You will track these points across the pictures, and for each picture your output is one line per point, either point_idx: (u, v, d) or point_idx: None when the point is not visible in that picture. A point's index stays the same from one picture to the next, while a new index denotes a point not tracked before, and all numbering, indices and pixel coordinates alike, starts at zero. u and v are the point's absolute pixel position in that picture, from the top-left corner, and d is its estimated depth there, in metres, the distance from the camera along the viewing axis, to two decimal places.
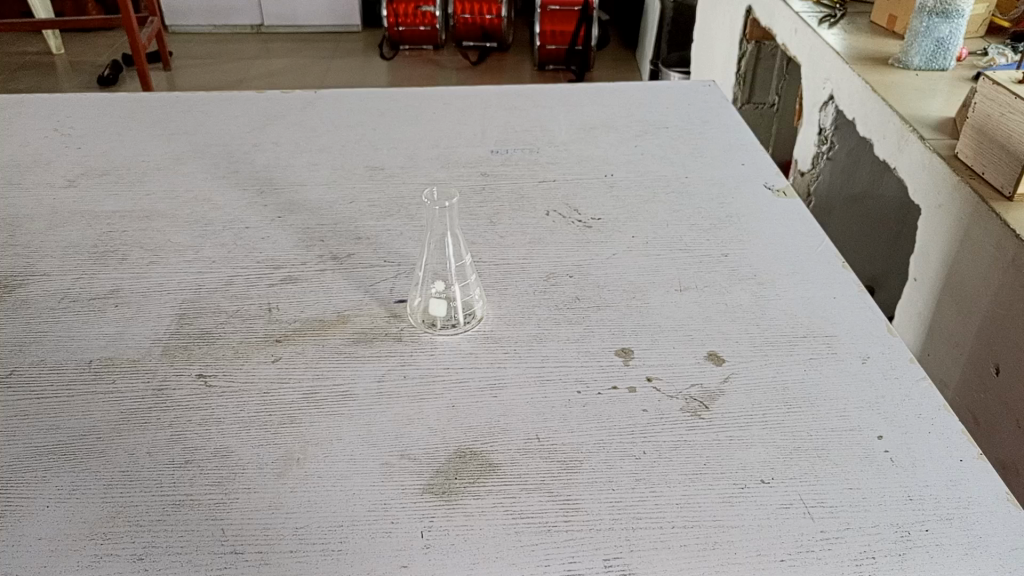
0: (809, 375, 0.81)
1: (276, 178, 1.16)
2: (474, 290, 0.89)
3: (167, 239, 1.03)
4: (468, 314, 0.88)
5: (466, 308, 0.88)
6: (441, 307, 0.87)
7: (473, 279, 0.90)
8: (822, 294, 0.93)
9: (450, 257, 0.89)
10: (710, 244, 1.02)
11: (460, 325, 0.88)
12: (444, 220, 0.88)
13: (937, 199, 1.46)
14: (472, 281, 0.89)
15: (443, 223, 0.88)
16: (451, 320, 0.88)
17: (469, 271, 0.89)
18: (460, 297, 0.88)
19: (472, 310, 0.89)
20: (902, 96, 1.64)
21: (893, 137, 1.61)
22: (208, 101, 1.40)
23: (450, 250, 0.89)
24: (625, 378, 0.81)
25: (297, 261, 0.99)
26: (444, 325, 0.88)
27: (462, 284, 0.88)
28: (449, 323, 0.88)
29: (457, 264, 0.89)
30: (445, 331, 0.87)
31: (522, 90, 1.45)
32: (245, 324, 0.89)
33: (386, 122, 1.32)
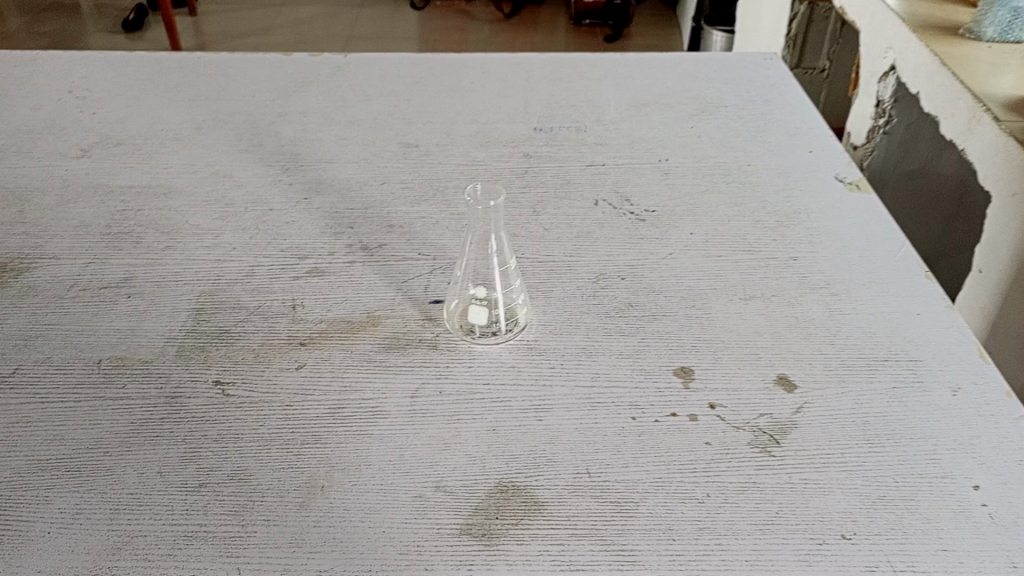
0: (892, 408, 0.73)
1: (303, 153, 1.08)
2: (519, 298, 0.81)
3: (184, 220, 0.95)
4: (512, 323, 0.80)
5: (509, 318, 0.80)
6: (479, 315, 0.79)
7: (519, 288, 0.81)
8: (903, 310, 0.84)
9: (495, 264, 0.80)
10: (777, 244, 0.92)
11: (500, 334, 0.79)
12: (482, 218, 0.79)
13: (1012, 189, 1.35)
14: (518, 290, 0.81)
15: (483, 225, 0.80)
16: (491, 329, 0.79)
17: (516, 282, 0.81)
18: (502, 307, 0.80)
19: (516, 320, 0.80)
20: (971, 70, 1.51)
21: (963, 117, 1.49)
22: (232, 63, 1.31)
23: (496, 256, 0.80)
24: (684, 404, 0.73)
25: (324, 250, 0.91)
26: (483, 334, 0.79)
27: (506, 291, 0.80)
28: (488, 332, 0.79)
29: (502, 273, 0.80)
30: (484, 339, 0.79)
31: (568, 59, 1.35)
32: (268, 323, 0.81)
33: (421, 91, 1.23)
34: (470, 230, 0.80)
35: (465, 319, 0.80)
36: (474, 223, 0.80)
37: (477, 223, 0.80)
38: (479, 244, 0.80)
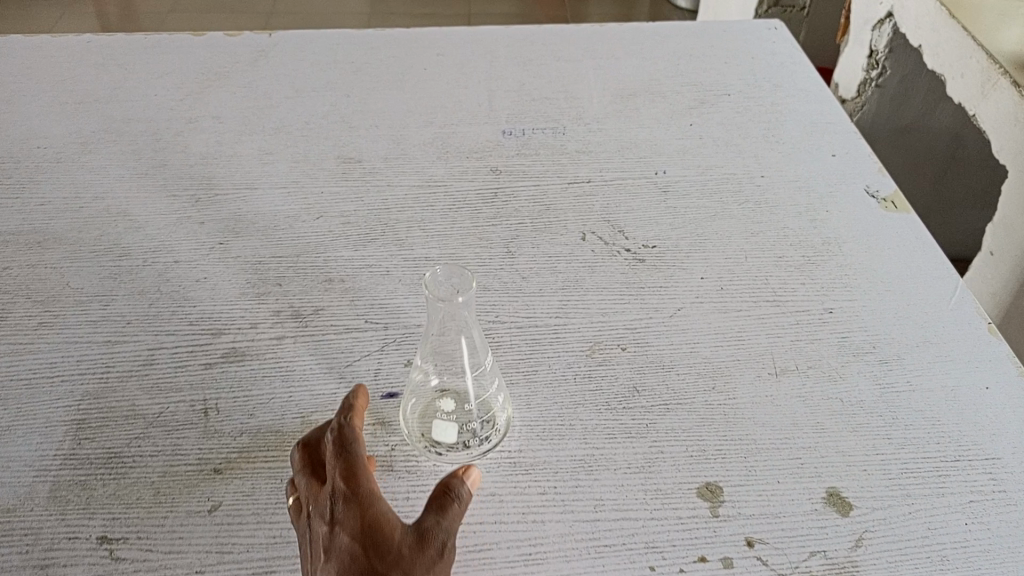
0: (973, 535, 0.58)
1: (217, 177, 0.87)
2: (498, 399, 0.64)
3: (64, 283, 0.75)
4: (490, 432, 0.63)
5: (486, 427, 0.63)
6: (442, 428, 0.62)
7: (497, 387, 0.64)
8: (970, 383, 0.68)
9: (466, 364, 0.62)
10: (807, 292, 0.75)
11: (473, 449, 0.62)
12: (443, 316, 0.60)
13: None
14: (495, 390, 0.64)
15: (448, 323, 0.61)
16: (462, 442, 0.62)
17: (493, 381, 0.64)
18: (475, 415, 0.63)
19: (495, 429, 0.63)
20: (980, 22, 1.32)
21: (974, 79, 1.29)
22: (130, 48, 1.08)
23: (469, 356, 0.62)
24: (714, 543, 0.57)
25: (245, 322, 0.72)
26: (452, 448, 0.62)
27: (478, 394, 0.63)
28: (459, 447, 0.62)
29: (473, 373, 0.62)
30: (454, 456, 0.61)
31: (537, 33, 1.13)
32: (171, 439, 0.63)
33: (361, 83, 1.02)
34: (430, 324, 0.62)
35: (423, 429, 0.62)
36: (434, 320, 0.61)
37: (439, 321, 0.60)
38: (441, 341, 0.62)
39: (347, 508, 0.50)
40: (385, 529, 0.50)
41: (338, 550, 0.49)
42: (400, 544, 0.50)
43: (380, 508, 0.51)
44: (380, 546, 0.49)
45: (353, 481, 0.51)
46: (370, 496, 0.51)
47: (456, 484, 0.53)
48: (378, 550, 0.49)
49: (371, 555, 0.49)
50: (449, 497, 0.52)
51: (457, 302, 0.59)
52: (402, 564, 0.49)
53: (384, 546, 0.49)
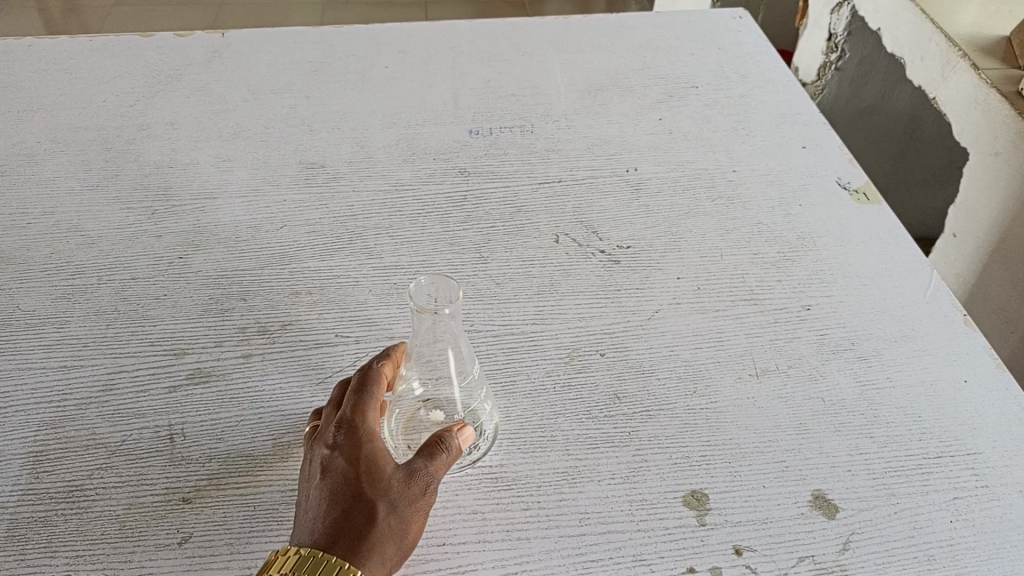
0: (959, 532, 0.58)
1: (174, 187, 0.83)
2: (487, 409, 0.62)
3: (15, 305, 0.71)
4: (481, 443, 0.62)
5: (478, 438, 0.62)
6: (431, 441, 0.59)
7: (485, 397, 0.62)
8: (950, 377, 0.68)
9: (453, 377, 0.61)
10: (784, 288, 0.75)
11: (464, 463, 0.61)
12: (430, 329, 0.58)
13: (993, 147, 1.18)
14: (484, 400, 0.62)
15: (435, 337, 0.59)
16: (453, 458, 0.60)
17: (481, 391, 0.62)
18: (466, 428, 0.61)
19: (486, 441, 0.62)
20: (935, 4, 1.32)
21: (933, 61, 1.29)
22: (75, 52, 1.03)
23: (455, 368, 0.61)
24: (702, 553, 0.56)
25: (209, 341, 0.69)
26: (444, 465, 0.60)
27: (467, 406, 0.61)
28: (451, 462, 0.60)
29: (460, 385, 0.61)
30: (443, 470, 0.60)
31: (499, 27, 1.11)
32: (135, 469, 0.60)
33: (321, 84, 0.99)
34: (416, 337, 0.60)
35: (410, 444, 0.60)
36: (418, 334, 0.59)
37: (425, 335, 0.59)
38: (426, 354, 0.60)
39: (347, 434, 0.51)
40: (378, 462, 0.51)
41: (330, 473, 0.50)
42: (390, 477, 0.50)
43: (377, 442, 0.52)
44: (370, 475, 0.50)
45: (356, 412, 0.53)
46: (369, 429, 0.52)
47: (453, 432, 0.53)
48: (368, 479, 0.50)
49: (362, 478, 0.49)
50: (444, 444, 0.53)
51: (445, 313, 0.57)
52: (389, 494, 0.49)
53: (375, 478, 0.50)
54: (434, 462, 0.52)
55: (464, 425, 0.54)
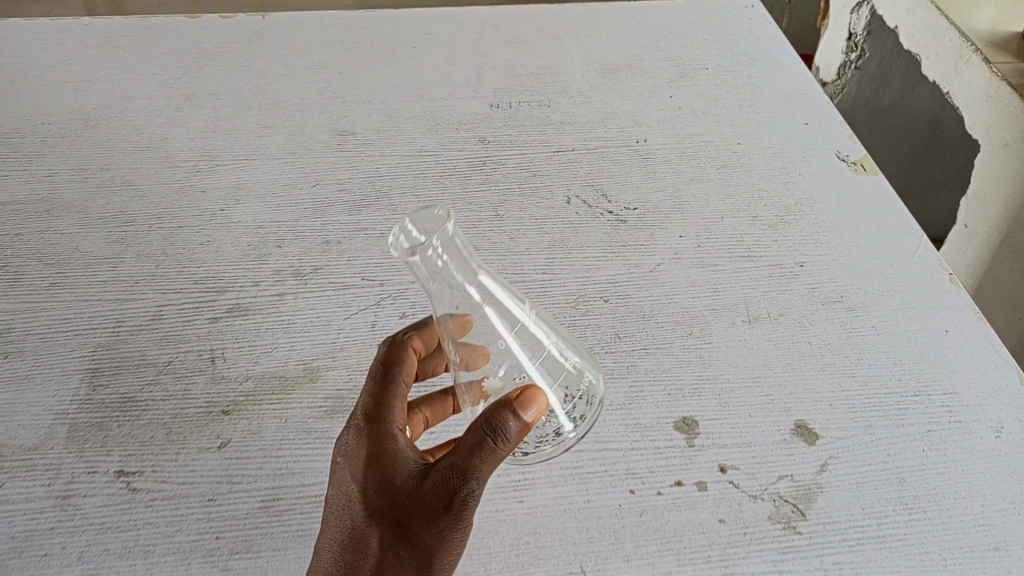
0: (930, 460, 0.62)
1: (217, 149, 0.91)
2: (550, 345, 0.59)
3: (73, 247, 0.79)
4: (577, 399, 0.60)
5: (567, 390, 0.59)
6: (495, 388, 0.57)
7: (539, 333, 0.58)
8: (930, 326, 0.72)
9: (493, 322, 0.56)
10: (779, 247, 0.80)
11: (566, 436, 0.61)
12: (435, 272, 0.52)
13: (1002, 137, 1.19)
14: (539, 333, 0.59)
15: (445, 282, 0.53)
16: (552, 431, 0.61)
17: (533, 327, 0.58)
18: (547, 377, 0.57)
19: (574, 389, 0.59)
20: None
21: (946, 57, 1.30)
22: (128, 30, 1.12)
23: (490, 311, 0.56)
24: (689, 469, 0.62)
25: (247, 280, 0.76)
26: (541, 439, 0.61)
27: (532, 348, 0.57)
28: (547, 435, 0.61)
29: (511, 329, 0.56)
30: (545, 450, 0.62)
31: (522, 13, 1.17)
32: (180, 385, 0.67)
33: (354, 62, 1.06)
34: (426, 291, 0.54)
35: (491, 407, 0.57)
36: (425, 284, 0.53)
37: (433, 280, 0.53)
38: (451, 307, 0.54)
39: (361, 451, 0.51)
40: (389, 480, 0.49)
41: (348, 494, 0.51)
42: (398, 496, 0.49)
43: (388, 457, 0.50)
44: (383, 488, 0.49)
45: (376, 426, 0.52)
46: (382, 443, 0.51)
47: (496, 417, 0.45)
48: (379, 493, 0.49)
49: (370, 503, 0.50)
50: (479, 442, 0.45)
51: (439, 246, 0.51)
52: (397, 516, 0.48)
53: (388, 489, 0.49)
54: (461, 469, 0.46)
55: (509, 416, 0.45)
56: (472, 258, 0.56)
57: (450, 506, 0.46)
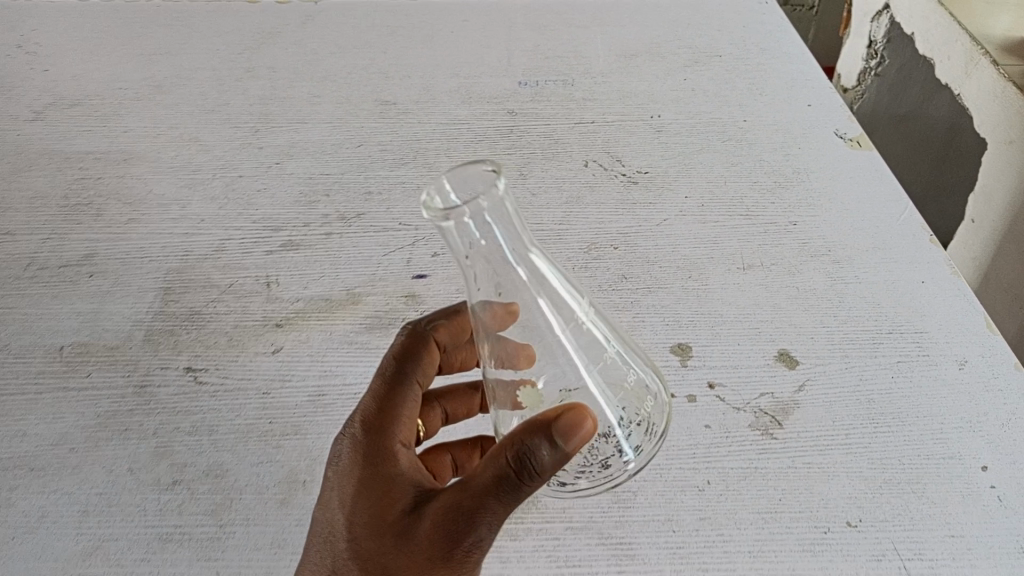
0: (897, 385, 0.70)
1: (273, 114, 1.01)
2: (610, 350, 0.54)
3: (148, 189, 0.90)
4: (635, 422, 0.56)
5: (622, 406, 0.55)
6: (533, 396, 0.52)
7: (599, 335, 0.54)
8: (908, 278, 0.80)
9: (548, 315, 0.51)
10: (775, 208, 0.88)
11: (612, 470, 0.58)
12: (477, 242, 0.46)
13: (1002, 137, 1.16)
14: (598, 334, 0.54)
15: (487, 256, 0.47)
16: (598, 463, 0.57)
17: (591, 327, 0.53)
18: (601, 386, 0.53)
19: (630, 406, 0.55)
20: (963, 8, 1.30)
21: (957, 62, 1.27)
22: (195, 12, 1.23)
23: (545, 301, 0.51)
24: (682, 384, 0.70)
25: (299, 222, 0.86)
26: (585, 470, 0.58)
27: (589, 351, 0.53)
28: (593, 467, 0.57)
29: (565, 325, 0.52)
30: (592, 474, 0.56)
31: (553, 4, 1.27)
32: (240, 303, 0.77)
33: (397, 43, 1.16)
34: (460, 265, 0.48)
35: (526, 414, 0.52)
36: (463, 256, 0.47)
37: (474, 253, 0.47)
38: (494, 294, 0.48)
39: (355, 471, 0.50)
40: (383, 505, 0.48)
41: (337, 518, 0.49)
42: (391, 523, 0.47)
43: (384, 478, 0.49)
44: (378, 510, 0.48)
45: (374, 442, 0.50)
46: (380, 463, 0.49)
47: (526, 447, 0.42)
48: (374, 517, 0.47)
49: (359, 531, 0.48)
50: (504, 473, 0.43)
51: (483, 212, 0.45)
52: (386, 547, 0.46)
53: (384, 514, 0.47)
54: (475, 501, 0.44)
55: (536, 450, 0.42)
56: (524, 230, 0.50)
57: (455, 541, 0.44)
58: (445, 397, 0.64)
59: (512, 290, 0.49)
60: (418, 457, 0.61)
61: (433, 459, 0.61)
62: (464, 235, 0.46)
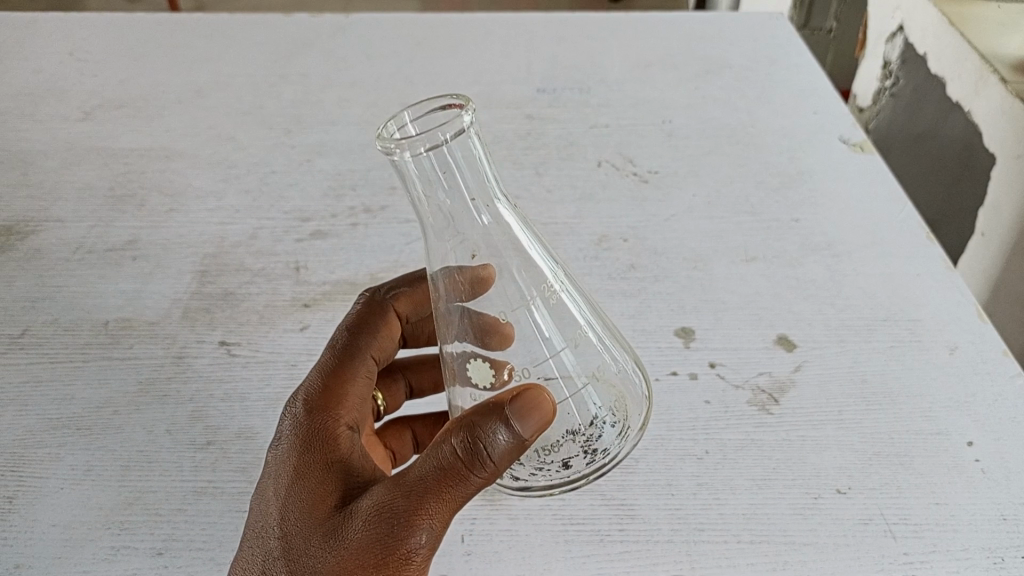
0: (890, 367, 0.73)
1: (304, 115, 1.07)
2: (588, 332, 0.57)
3: (187, 183, 0.96)
4: (610, 420, 0.57)
5: (596, 397, 0.56)
6: (483, 372, 0.55)
7: (577, 314, 0.56)
8: (904, 271, 0.83)
9: (518, 282, 0.54)
10: (779, 206, 0.92)
11: (571, 472, 0.56)
12: (438, 183, 0.49)
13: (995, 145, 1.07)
14: (572, 306, 0.56)
15: (448, 198, 0.51)
16: (558, 462, 0.56)
17: (565, 298, 0.56)
18: (572, 369, 0.55)
19: (606, 400, 0.57)
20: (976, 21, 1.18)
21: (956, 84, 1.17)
22: (233, 23, 1.31)
23: (517, 265, 0.54)
24: (684, 363, 0.74)
25: (327, 213, 0.91)
26: (542, 467, 0.56)
27: (563, 325, 0.56)
28: (550, 466, 0.56)
29: (536, 295, 0.55)
30: (546, 477, 0.56)
31: (572, 17, 1.33)
32: (271, 285, 0.82)
33: (423, 53, 1.22)
34: (421, 209, 0.52)
35: (476, 390, 0.55)
36: (424, 198, 0.50)
37: (435, 194, 0.50)
38: (462, 250, 0.52)
39: (297, 460, 0.50)
40: (320, 498, 0.49)
41: (272, 509, 0.49)
42: (327, 514, 0.48)
43: (324, 468, 0.50)
44: (315, 501, 0.48)
45: (316, 432, 0.52)
46: (321, 454, 0.50)
47: (481, 428, 0.46)
48: (313, 498, 0.48)
49: (294, 523, 0.48)
50: (453, 459, 0.46)
51: (447, 152, 0.48)
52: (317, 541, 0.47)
53: (324, 496, 0.49)
54: (424, 484, 0.46)
55: (487, 441, 0.45)
56: (491, 180, 0.53)
57: (396, 530, 0.45)
58: (409, 371, 0.70)
59: (480, 247, 0.53)
60: (381, 431, 0.69)
61: (395, 434, 0.69)
62: (423, 173, 0.49)
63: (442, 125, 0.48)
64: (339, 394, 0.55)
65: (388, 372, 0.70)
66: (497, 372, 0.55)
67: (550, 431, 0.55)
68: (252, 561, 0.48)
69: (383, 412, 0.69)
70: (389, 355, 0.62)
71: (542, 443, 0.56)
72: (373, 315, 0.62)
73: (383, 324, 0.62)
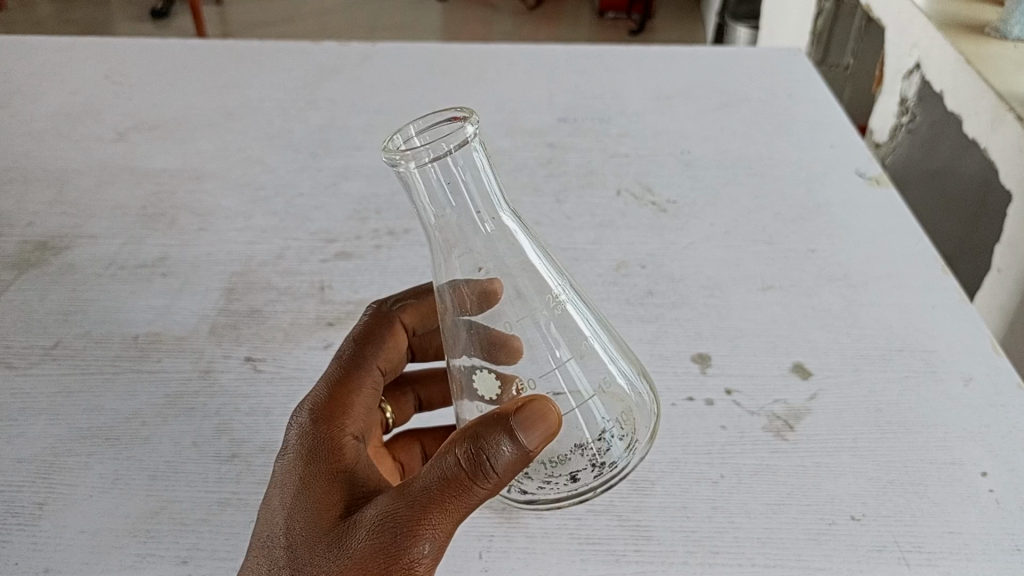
0: (905, 396, 0.74)
1: (331, 140, 1.10)
2: (594, 343, 0.58)
3: (216, 203, 0.98)
4: (618, 434, 0.58)
5: (604, 411, 0.57)
6: (489, 385, 0.56)
7: (583, 326, 0.58)
8: (919, 303, 0.84)
9: (526, 296, 0.56)
10: (796, 237, 0.94)
11: (578, 486, 0.58)
12: (443, 194, 0.52)
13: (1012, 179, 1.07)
14: (576, 316, 0.58)
15: (454, 210, 0.53)
16: (566, 476, 0.57)
17: (570, 307, 0.58)
18: (580, 383, 0.56)
19: (614, 414, 0.58)
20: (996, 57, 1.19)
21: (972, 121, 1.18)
22: (263, 50, 1.34)
23: (524, 280, 0.56)
24: (701, 389, 0.75)
25: (351, 235, 0.93)
26: (550, 481, 0.58)
27: (570, 339, 0.57)
28: (558, 479, 0.57)
29: (541, 307, 0.56)
30: (553, 491, 0.58)
31: (593, 49, 1.36)
32: (296, 304, 0.84)
33: (447, 82, 1.25)
34: (429, 221, 0.54)
35: (482, 403, 0.56)
36: (431, 210, 0.53)
37: (442, 205, 0.53)
38: (470, 265, 0.54)
39: (302, 470, 0.52)
40: (325, 508, 0.50)
41: (278, 517, 0.51)
42: (332, 524, 0.49)
43: (328, 477, 0.51)
44: (320, 509, 0.50)
45: (322, 440, 0.53)
46: (326, 463, 0.52)
47: (486, 438, 0.47)
48: (318, 507, 0.50)
49: (299, 531, 0.49)
50: (457, 469, 0.47)
51: (451, 164, 0.51)
52: (321, 549, 0.48)
53: (329, 505, 0.50)
54: (428, 494, 0.47)
55: (493, 453, 0.47)
56: (495, 191, 0.55)
57: (399, 539, 0.47)
58: (418, 384, 0.72)
59: (487, 262, 0.54)
60: (391, 444, 0.70)
61: (404, 447, 0.70)
62: (428, 184, 0.51)
63: (446, 137, 0.51)
64: (346, 405, 0.56)
65: (398, 386, 0.72)
66: (505, 386, 0.56)
67: (561, 443, 0.56)
68: (257, 569, 0.50)
69: (392, 424, 0.71)
70: (396, 366, 0.64)
71: (551, 456, 0.57)
72: (381, 326, 0.64)
73: (390, 334, 0.63)
